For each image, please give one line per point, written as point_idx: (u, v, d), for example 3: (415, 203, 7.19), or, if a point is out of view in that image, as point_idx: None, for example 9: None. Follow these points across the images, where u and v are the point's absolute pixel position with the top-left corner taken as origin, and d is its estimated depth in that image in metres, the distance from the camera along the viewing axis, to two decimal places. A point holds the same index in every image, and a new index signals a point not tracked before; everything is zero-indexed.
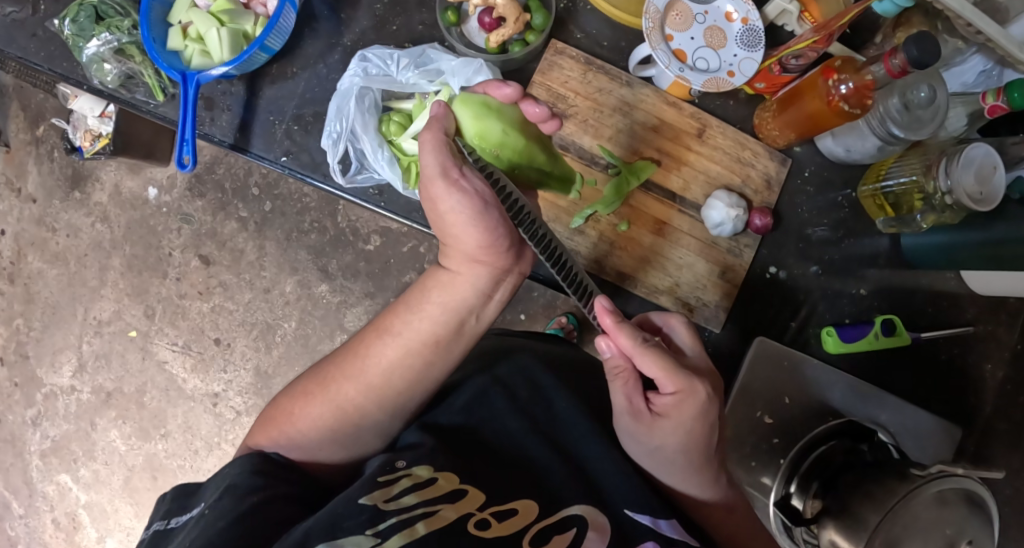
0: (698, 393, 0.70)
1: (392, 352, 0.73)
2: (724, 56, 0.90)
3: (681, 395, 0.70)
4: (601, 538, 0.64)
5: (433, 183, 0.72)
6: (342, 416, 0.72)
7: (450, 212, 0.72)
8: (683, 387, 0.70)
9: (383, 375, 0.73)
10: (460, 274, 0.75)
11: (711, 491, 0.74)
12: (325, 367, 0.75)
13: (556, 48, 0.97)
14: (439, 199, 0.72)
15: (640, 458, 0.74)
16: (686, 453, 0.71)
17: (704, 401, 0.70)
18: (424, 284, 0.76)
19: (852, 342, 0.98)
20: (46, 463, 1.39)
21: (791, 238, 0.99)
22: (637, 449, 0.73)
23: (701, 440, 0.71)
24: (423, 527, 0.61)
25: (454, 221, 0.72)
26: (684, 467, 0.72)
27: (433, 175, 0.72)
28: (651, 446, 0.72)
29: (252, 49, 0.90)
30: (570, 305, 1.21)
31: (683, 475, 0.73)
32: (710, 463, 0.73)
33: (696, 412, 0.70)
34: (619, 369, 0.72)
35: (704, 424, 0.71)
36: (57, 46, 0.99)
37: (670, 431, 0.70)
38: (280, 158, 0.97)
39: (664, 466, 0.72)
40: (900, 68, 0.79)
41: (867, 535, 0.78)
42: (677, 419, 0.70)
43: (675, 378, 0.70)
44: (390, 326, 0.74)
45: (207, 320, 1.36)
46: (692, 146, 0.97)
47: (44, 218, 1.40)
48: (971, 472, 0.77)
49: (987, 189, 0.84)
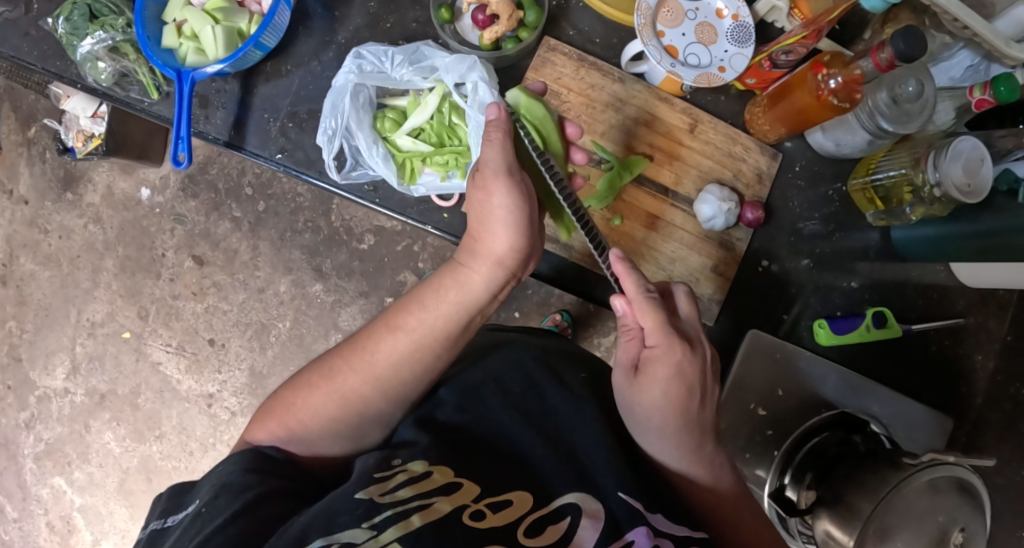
0: (678, 350, 0.73)
1: (404, 346, 0.75)
2: (715, 52, 0.91)
3: (663, 348, 0.74)
4: (595, 525, 0.65)
5: (494, 176, 0.79)
6: (348, 408, 0.73)
7: (496, 208, 0.79)
8: (664, 342, 0.74)
9: (393, 369, 0.74)
10: (477, 271, 0.79)
11: (694, 461, 0.75)
12: (327, 359, 0.76)
13: (548, 45, 0.98)
14: (493, 192, 0.78)
15: (627, 418, 0.76)
16: (663, 412, 0.73)
17: (683, 357, 0.73)
18: (437, 281, 0.79)
19: (843, 335, 0.99)
20: (41, 466, 1.38)
21: (782, 233, 1.00)
22: (625, 407, 0.75)
23: (680, 399, 0.73)
24: (418, 519, 0.60)
25: (494, 218, 0.79)
26: (661, 428, 0.73)
27: (494, 168, 0.79)
28: (632, 403, 0.74)
29: (246, 47, 0.91)
30: (564, 302, 1.22)
31: (662, 436, 0.74)
32: (692, 430, 0.74)
33: (672, 370, 0.73)
34: (628, 328, 0.77)
35: (682, 385, 0.73)
36: (51, 45, 0.99)
37: (650, 387, 0.73)
38: (275, 156, 0.97)
39: (642, 425, 0.74)
40: (888, 62, 0.81)
41: (859, 524, 0.80)
42: (657, 371, 0.73)
43: (660, 330, 0.74)
44: (402, 321, 0.76)
45: (200, 321, 1.36)
46: (684, 141, 0.98)
47: (36, 220, 1.40)
48: (963, 461, 0.79)
49: (975, 182, 0.85)
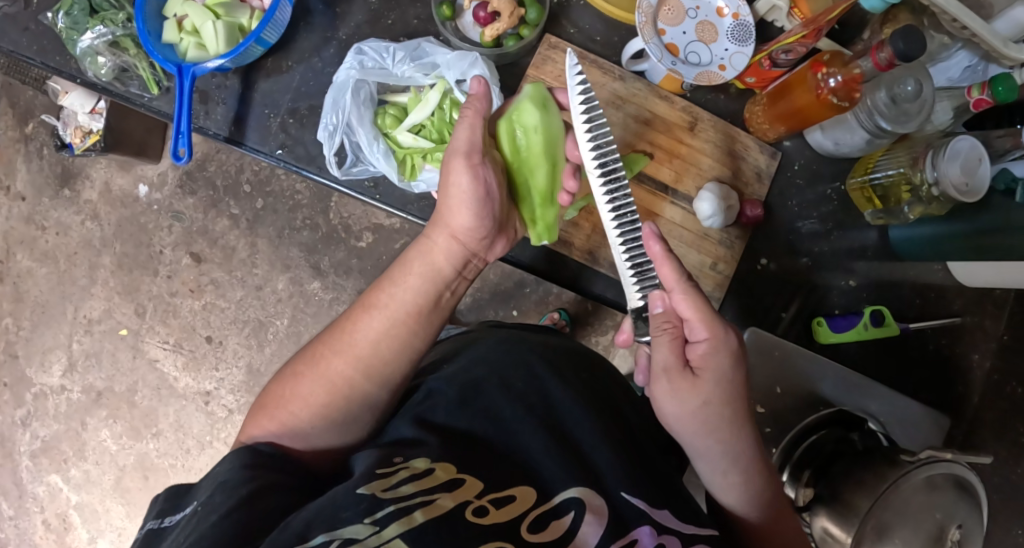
0: (730, 338, 0.72)
1: (378, 323, 0.76)
2: (716, 51, 0.92)
3: (715, 338, 0.71)
4: (598, 521, 0.64)
5: (456, 156, 0.82)
6: (333, 391, 0.73)
7: (459, 187, 0.81)
8: (717, 332, 0.72)
9: (371, 346, 0.75)
10: (439, 247, 0.82)
11: (739, 448, 0.73)
12: (310, 348, 0.76)
13: (549, 43, 0.98)
14: (455, 173, 0.81)
15: (689, 424, 0.73)
16: (725, 407, 0.72)
17: (735, 345, 0.72)
18: (404, 260, 0.82)
19: (842, 332, 1.00)
20: (37, 463, 1.38)
21: (781, 231, 1.00)
22: (683, 412, 0.72)
23: (738, 389, 0.72)
24: (421, 515, 0.60)
25: (457, 196, 0.81)
26: (732, 419, 0.72)
27: (461, 150, 0.82)
28: (696, 404, 0.72)
29: (247, 42, 0.91)
30: (562, 300, 1.22)
31: (730, 429, 0.72)
32: (750, 413, 0.74)
33: (732, 358, 0.72)
34: (668, 325, 0.74)
35: (739, 372, 0.73)
36: (50, 40, 0.99)
37: (713, 383, 0.71)
38: (275, 151, 0.97)
39: (703, 424, 0.72)
40: (888, 62, 0.81)
41: (858, 520, 0.80)
42: (713, 367, 0.71)
43: (709, 320, 0.72)
44: (376, 299, 0.78)
45: (198, 318, 1.36)
46: (684, 139, 0.98)
47: (34, 216, 1.39)
48: (959, 458, 0.80)
49: (973, 181, 0.85)
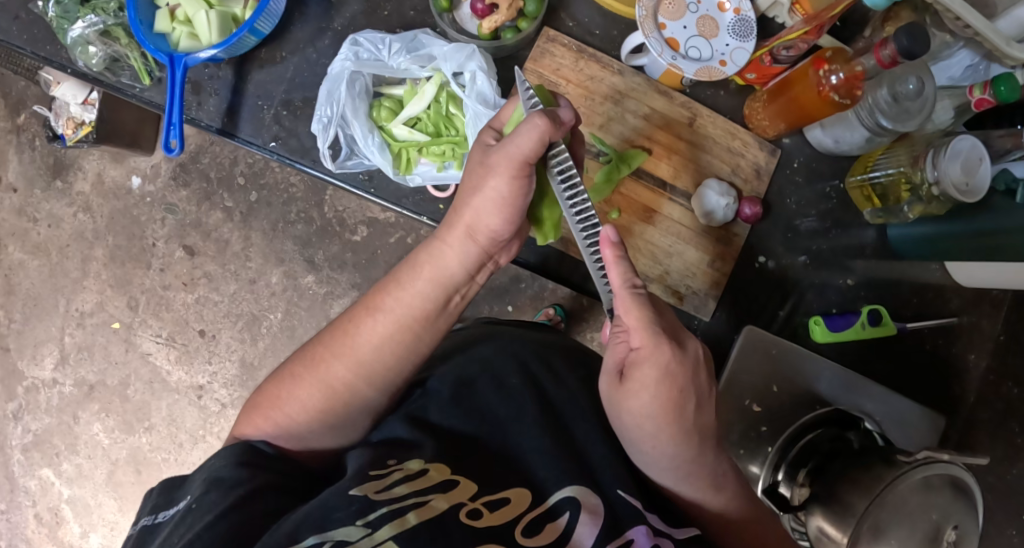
0: (664, 354, 0.68)
1: (383, 328, 0.74)
2: (716, 46, 0.91)
3: (647, 351, 0.68)
4: (593, 522, 0.62)
5: (502, 159, 0.73)
6: (332, 396, 0.72)
7: (490, 188, 0.74)
8: (650, 344, 0.68)
9: (374, 351, 0.73)
10: (451, 249, 0.76)
11: (684, 461, 0.69)
12: (311, 349, 0.75)
13: (548, 36, 0.97)
14: (495, 175, 0.74)
15: (616, 425, 0.71)
16: (655, 421, 0.68)
17: (670, 361, 0.68)
18: (414, 257, 0.78)
19: (839, 331, 0.98)
20: (28, 457, 1.36)
21: (779, 229, 0.99)
22: (612, 416, 0.71)
23: (670, 406, 0.68)
24: (414, 517, 0.59)
25: (483, 198, 0.75)
26: (654, 434, 0.68)
27: (513, 159, 0.73)
28: (620, 409, 0.70)
29: (241, 33, 0.89)
30: (557, 296, 1.21)
31: (657, 444, 0.69)
32: (691, 435, 0.69)
33: (660, 373, 0.67)
34: (617, 329, 0.71)
35: (669, 391, 0.68)
36: (40, 29, 0.98)
37: (636, 393, 0.68)
38: (268, 144, 0.96)
39: (634, 433, 0.69)
40: (891, 59, 0.80)
41: (854, 521, 0.80)
42: (641, 378, 0.68)
43: (645, 332, 0.68)
44: (381, 303, 0.75)
45: (191, 312, 1.35)
46: (683, 135, 0.98)
47: (26, 208, 1.37)
48: (956, 458, 0.79)
49: (973, 181, 0.84)
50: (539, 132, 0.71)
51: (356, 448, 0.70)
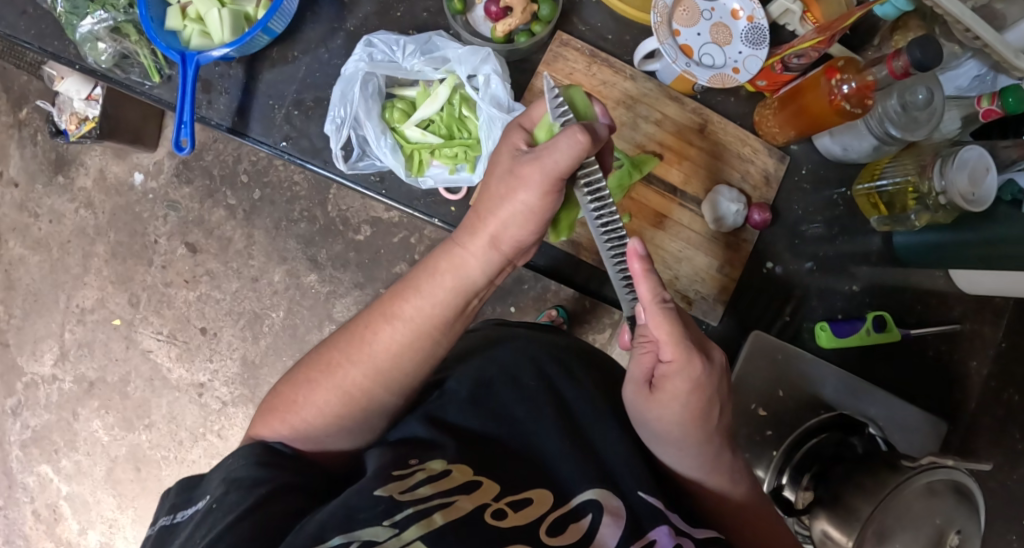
0: (695, 366, 0.68)
1: (400, 334, 0.73)
2: (729, 53, 0.91)
3: (679, 365, 0.68)
4: (616, 523, 0.63)
5: (533, 172, 0.71)
6: (350, 402, 0.72)
7: (516, 199, 0.72)
8: (681, 357, 0.68)
9: (391, 356, 0.73)
10: (472, 258, 0.75)
11: (706, 460, 0.72)
12: (325, 353, 0.74)
13: (560, 40, 0.97)
14: (523, 186, 0.71)
15: (641, 430, 0.73)
16: (683, 428, 0.70)
17: (700, 373, 0.69)
18: (432, 260, 0.76)
19: (845, 337, 0.99)
20: (26, 454, 1.36)
21: (786, 235, 1.00)
22: (638, 421, 0.72)
23: (699, 413, 0.70)
24: (440, 518, 0.59)
25: (507, 207, 0.73)
26: (680, 439, 0.70)
27: (543, 172, 0.70)
28: (648, 417, 0.71)
29: (254, 32, 0.89)
30: (560, 297, 1.22)
31: (682, 448, 0.71)
32: (713, 436, 0.71)
33: (690, 385, 0.69)
34: (644, 340, 0.71)
35: (698, 400, 0.69)
36: (49, 24, 0.97)
37: (666, 403, 0.70)
38: (279, 143, 0.96)
39: (660, 438, 0.71)
40: (902, 70, 0.82)
41: (858, 524, 0.81)
42: (672, 391, 0.69)
43: (676, 346, 0.68)
44: (398, 310, 0.74)
45: (192, 309, 1.34)
46: (694, 142, 0.98)
47: (26, 203, 1.37)
48: (960, 465, 0.80)
49: (980, 191, 0.85)
50: (578, 149, 0.68)
51: (373, 448, 0.70)
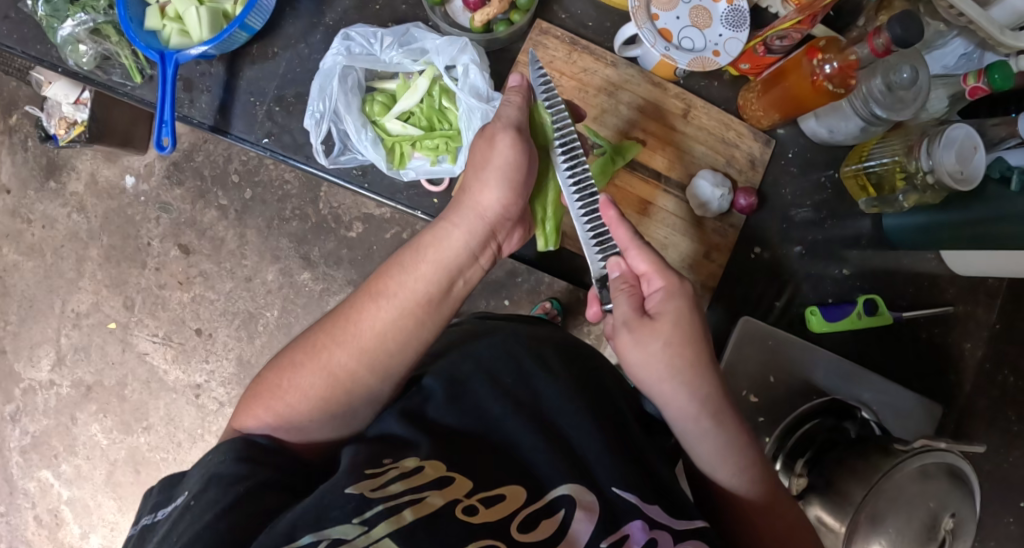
0: (684, 287, 0.74)
1: (387, 313, 0.75)
2: (709, 36, 0.91)
3: (671, 286, 0.74)
4: (589, 518, 0.63)
5: (502, 133, 0.81)
6: (335, 384, 0.72)
7: (499, 161, 0.81)
8: (671, 279, 0.74)
9: (378, 337, 0.74)
10: (451, 234, 0.80)
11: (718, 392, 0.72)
12: (309, 338, 0.75)
13: (541, 28, 0.97)
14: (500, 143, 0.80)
15: (647, 374, 0.72)
16: (692, 349, 0.71)
17: (691, 294, 0.74)
18: (418, 245, 0.80)
19: (836, 321, 0.98)
20: (26, 459, 1.36)
21: (775, 220, 0.99)
22: (643, 362, 0.72)
23: (699, 334, 0.72)
24: (409, 514, 0.59)
25: (493, 170, 0.81)
26: (692, 365, 0.71)
27: (506, 123, 0.82)
28: (654, 349, 0.71)
29: (231, 29, 0.88)
30: (554, 289, 1.13)
31: (694, 375, 0.71)
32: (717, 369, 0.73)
33: (686, 302, 0.73)
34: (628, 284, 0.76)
35: (697, 319, 0.73)
36: (31, 29, 0.97)
37: (669, 325, 0.72)
38: (262, 140, 0.96)
39: (672, 371, 0.71)
40: (885, 48, 0.80)
41: (852, 509, 0.80)
42: (671, 311, 0.72)
43: (662, 270, 0.75)
44: (383, 288, 0.76)
45: (187, 310, 1.34)
46: (677, 127, 0.97)
47: (19, 209, 1.37)
48: (953, 447, 0.80)
49: (968, 169, 0.84)
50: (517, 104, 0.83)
51: (352, 444, 0.70)
